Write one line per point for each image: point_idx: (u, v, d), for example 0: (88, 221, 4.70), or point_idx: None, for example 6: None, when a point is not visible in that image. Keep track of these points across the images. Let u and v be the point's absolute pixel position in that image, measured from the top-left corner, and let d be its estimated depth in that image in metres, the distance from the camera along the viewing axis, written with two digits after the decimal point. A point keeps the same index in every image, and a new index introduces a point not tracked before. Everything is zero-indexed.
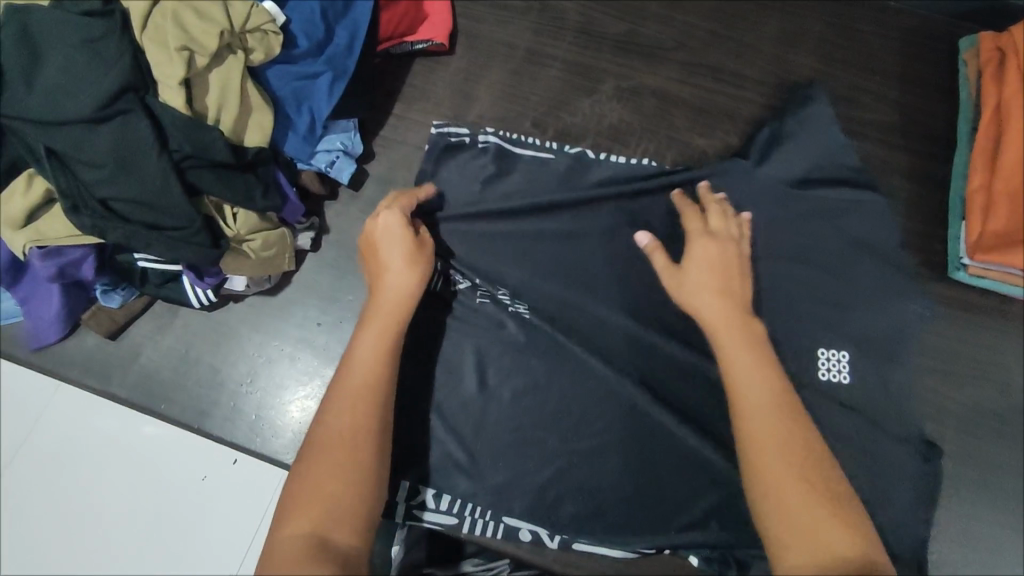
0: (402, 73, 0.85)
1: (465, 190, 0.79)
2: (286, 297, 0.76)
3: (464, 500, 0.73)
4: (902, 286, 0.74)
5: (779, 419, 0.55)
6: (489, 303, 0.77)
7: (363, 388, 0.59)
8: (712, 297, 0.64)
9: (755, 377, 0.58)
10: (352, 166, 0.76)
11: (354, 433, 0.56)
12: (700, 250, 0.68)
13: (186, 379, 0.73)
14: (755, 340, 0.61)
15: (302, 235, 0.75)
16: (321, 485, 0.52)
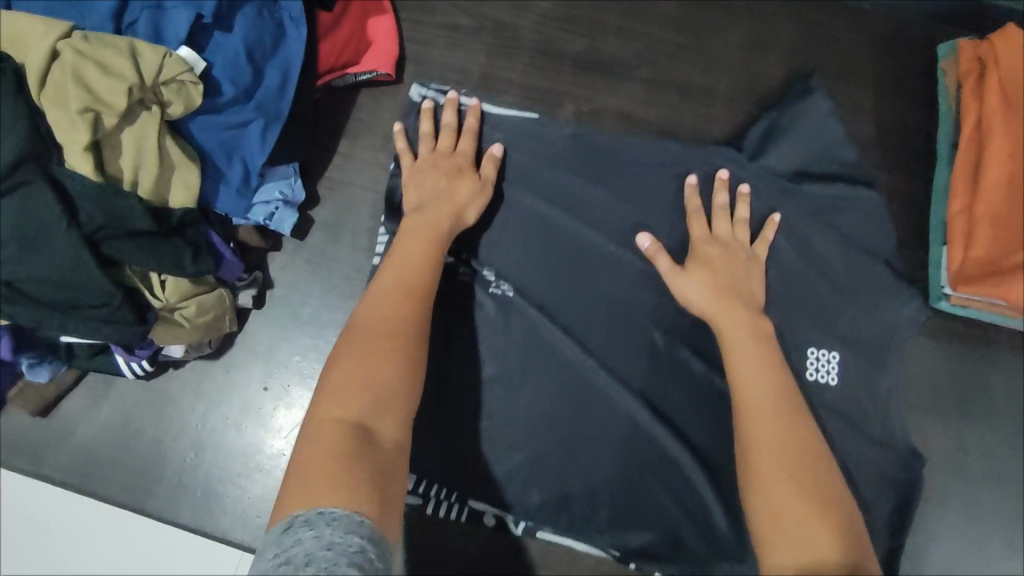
0: (346, 106, 0.82)
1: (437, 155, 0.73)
2: (229, 360, 0.72)
3: (422, 478, 0.70)
4: (894, 307, 0.72)
5: (780, 406, 0.55)
6: (468, 281, 0.72)
7: (410, 293, 0.59)
8: (715, 300, 0.64)
9: (755, 368, 0.58)
10: (293, 216, 0.72)
11: (392, 334, 0.55)
12: (705, 253, 0.67)
13: (125, 455, 0.69)
14: (758, 330, 0.62)
15: (242, 293, 0.71)
16: (361, 378, 0.50)
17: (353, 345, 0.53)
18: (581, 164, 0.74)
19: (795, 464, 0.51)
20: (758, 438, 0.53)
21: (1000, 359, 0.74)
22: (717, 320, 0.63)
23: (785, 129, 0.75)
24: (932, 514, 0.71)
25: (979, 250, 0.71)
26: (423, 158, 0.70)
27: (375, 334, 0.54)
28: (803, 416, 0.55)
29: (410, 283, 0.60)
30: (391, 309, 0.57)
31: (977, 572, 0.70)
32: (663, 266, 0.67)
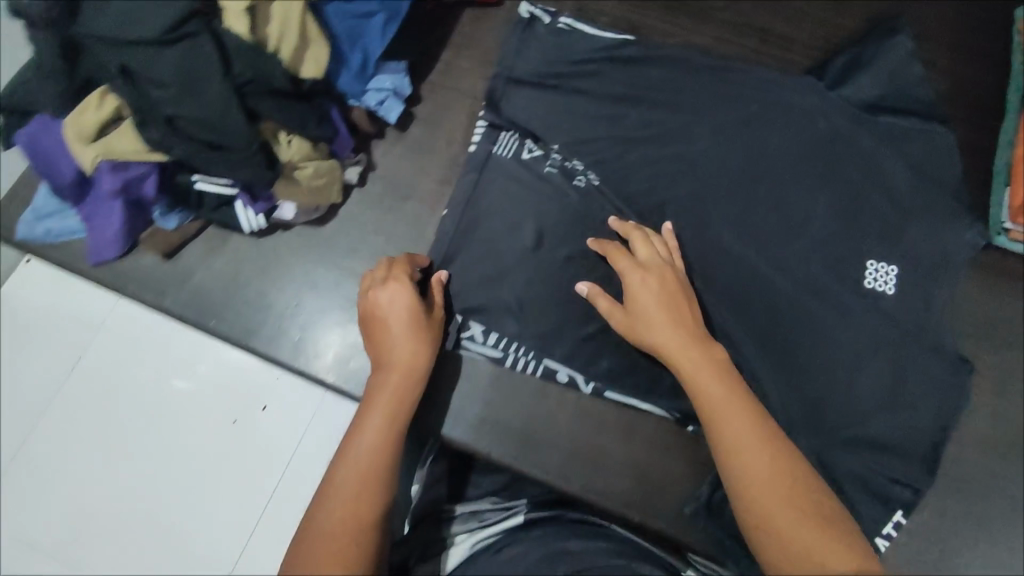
0: (451, 22, 0.89)
1: (536, 65, 0.84)
2: (332, 228, 0.80)
3: (502, 336, 0.75)
4: (948, 223, 0.78)
5: (753, 424, 0.59)
6: (556, 173, 0.80)
7: (382, 440, 0.61)
8: (669, 318, 0.66)
9: (727, 399, 0.61)
10: (400, 107, 0.80)
11: (370, 474, 0.59)
12: (638, 285, 0.68)
13: (236, 299, 0.78)
14: (719, 365, 0.64)
15: (350, 169, 0.80)
16: (336, 531, 0.55)
17: (326, 506, 0.57)
18: (669, 89, 0.83)
19: (788, 472, 0.56)
20: (759, 473, 0.56)
21: None
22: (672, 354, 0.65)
23: (866, 63, 0.83)
24: (975, 432, 0.74)
25: None
26: (369, 291, 0.71)
27: (353, 479, 0.58)
28: (782, 440, 0.59)
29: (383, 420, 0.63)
30: (369, 448, 0.60)
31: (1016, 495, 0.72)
32: (600, 304, 0.70)
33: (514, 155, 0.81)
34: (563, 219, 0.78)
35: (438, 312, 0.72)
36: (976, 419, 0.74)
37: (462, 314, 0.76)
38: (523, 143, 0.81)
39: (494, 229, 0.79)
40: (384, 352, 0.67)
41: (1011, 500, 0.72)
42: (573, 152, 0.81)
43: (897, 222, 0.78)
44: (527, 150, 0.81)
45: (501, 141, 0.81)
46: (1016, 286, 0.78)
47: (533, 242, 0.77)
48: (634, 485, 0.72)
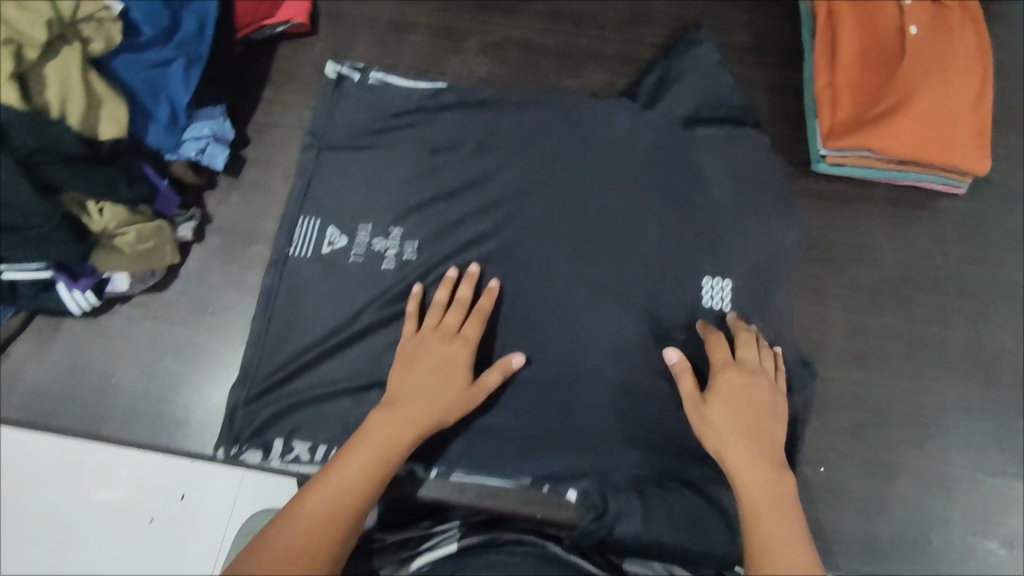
0: (267, 59, 0.87)
1: (351, 126, 0.82)
2: (174, 292, 0.75)
3: (331, 447, 0.68)
4: (772, 165, 0.83)
5: (787, 521, 0.52)
6: (362, 260, 0.76)
7: (402, 431, 0.60)
8: (743, 437, 0.58)
9: (768, 495, 0.54)
10: (225, 152, 0.78)
11: (371, 473, 0.57)
12: (725, 382, 0.63)
13: (77, 388, 0.72)
14: (770, 486, 0.55)
15: (182, 226, 0.75)
16: (320, 504, 0.53)
17: (297, 506, 0.53)
18: (492, 97, 0.85)
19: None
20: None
21: (877, 211, 0.83)
22: (730, 444, 0.58)
23: (672, 74, 0.86)
24: (840, 348, 0.77)
25: (843, 113, 0.81)
26: (423, 335, 0.68)
27: (354, 463, 0.57)
28: (816, 564, 0.50)
29: (415, 412, 0.62)
30: (383, 439, 0.59)
31: (889, 401, 0.75)
32: (685, 389, 0.64)
33: (313, 250, 0.76)
34: (379, 294, 0.74)
35: (490, 381, 0.67)
36: (837, 336, 0.77)
37: (284, 433, 0.69)
38: (324, 233, 0.77)
39: (320, 299, 0.74)
40: (413, 361, 0.66)
41: (886, 405, 0.75)
42: (381, 229, 0.78)
43: (731, 170, 0.81)
44: (346, 230, 0.77)
45: (299, 236, 0.77)
46: (844, 206, 0.83)
47: (351, 334, 0.72)
48: (526, 496, 0.73)
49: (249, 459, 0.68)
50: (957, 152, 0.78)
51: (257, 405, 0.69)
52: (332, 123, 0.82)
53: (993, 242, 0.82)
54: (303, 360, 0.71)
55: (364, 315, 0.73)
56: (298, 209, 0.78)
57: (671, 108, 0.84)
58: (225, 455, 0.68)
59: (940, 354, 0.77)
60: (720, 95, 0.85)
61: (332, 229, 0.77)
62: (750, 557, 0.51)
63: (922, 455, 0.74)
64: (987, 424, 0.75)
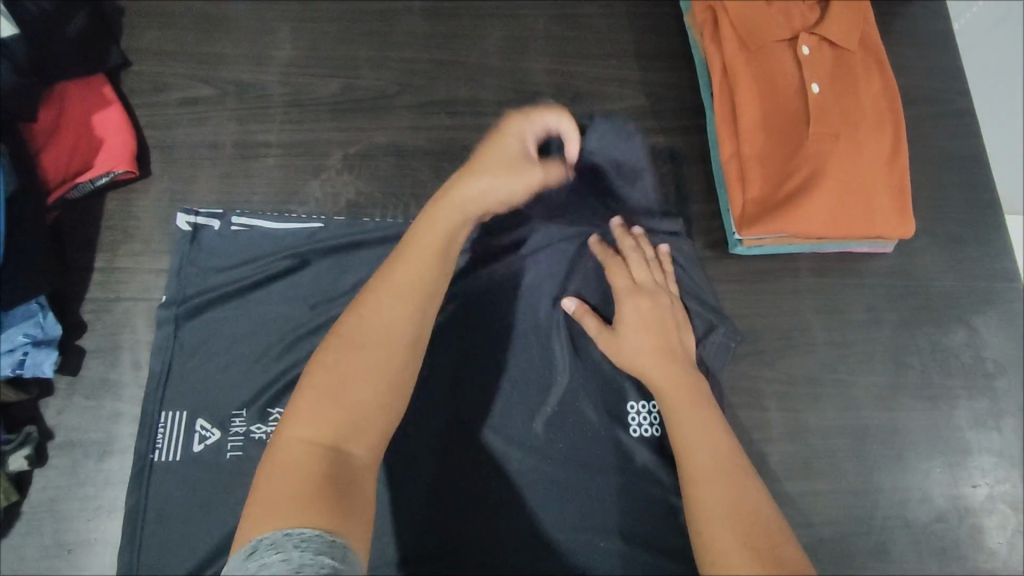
0: (93, 216, 0.74)
1: (206, 284, 0.71)
2: (17, 535, 0.63)
3: None
4: (685, 254, 0.76)
5: (709, 429, 0.60)
6: (241, 453, 0.65)
7: (422, 277, 0.57)
8: (657, 362, 0.65)
9: (704, 427, 0.60)
10: (53, 355, 0.65)
11: (394, 332, 0.54)
12: (631, 311, 0.69)
13: None
14: (712, 439, 0.59)
15: (13, 457, 0.63)
16: (350, 381, 0.51)
17: (312, 386, 0.51)
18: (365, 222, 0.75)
19: (743, 514, 0.53)
20: (745, 530, 0.52)
21: (804, 284, 0.77)
22: (668, 396, 0.63)
23: (586, 170, 0.77)
24: (784, 454, 0.70)
25: (753, 193, 0.73)
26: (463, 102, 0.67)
27: (355, 338, 0.53)
28: (749, 477, 0.56)
29: (423, 271, 0.57)
30: (417, 302, 0.55)
31: (843, 502, 0.69)
32: (589, 319, 0.70)
33: (180, 451, 0.65)
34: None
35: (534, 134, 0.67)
36: (781, 440, 0.71)
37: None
38: (192, 429, 0.66)
39: (192, 514, 0.64)
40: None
41: (840, 509, 0.69)
42: (259, 414, 0.67)
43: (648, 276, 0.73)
44: (222, 420, 0.66)
45: (163, 436, 0.66)
46: (770, 285, 0.76)
47: None
48: None
49: None
50: (878, 220, 0.71)
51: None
52: (186, 283, 0.71)
53: (926, 301, 0.77)
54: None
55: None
56: (158, 401, 0.67)
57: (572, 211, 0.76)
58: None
59: (889, 438, 0.72)
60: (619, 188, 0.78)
61: (204, 422, 0.66)
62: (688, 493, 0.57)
63: (885, 561, 0.68)
64: (946, 508, 0.70)
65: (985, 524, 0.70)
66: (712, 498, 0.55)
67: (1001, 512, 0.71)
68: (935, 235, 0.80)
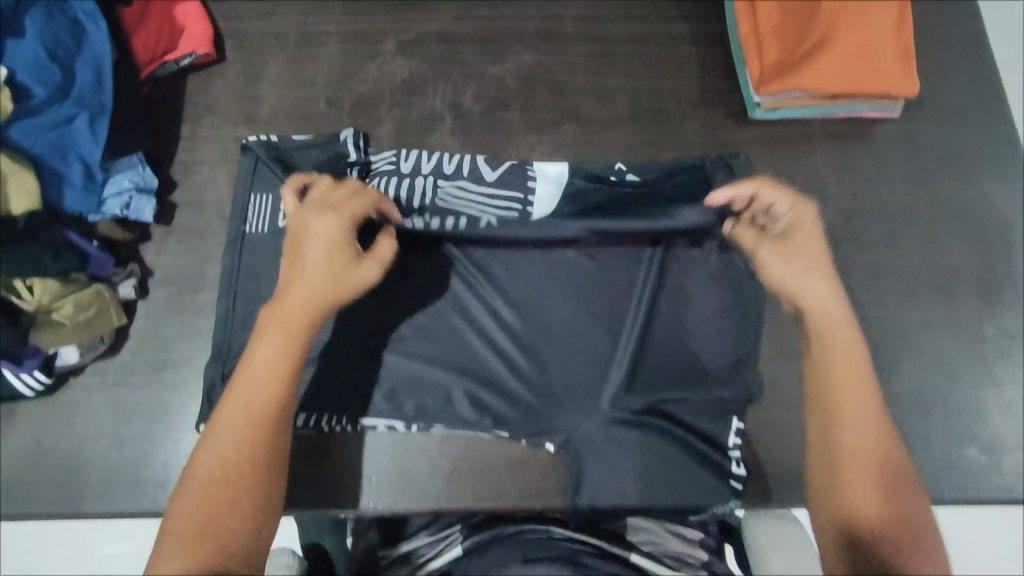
0: (177, 94, 0.84)
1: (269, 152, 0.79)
2: (129, 353, 0.73)
3: (319, 414, 0.72)
4: (705, 108, 0.85)
5: (859, 378, 0.55)
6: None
7: (255, 403, 0.53)
8: (803, 263, 0.58)
9: (841, 352, 0.55)
10: (151, 201, 0.74)
11: (241, 463, 0.51)
12: (803, 222, 0.60)
13: (44, 471, 0.69)
14: (854, 370, 0.55)
15: (122, 285, 0.72)
16: (218, 511, 0.49)
17: (188, 504, 0.50)
18: (421, 98, 0.85)
19: (875, 452, 0.52)
20: (852, 500, 0.50)
21: (818, 147, 0.84)
22: (824, 327, 0.57)
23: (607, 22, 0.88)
24: None
25: (770, 59, 0.80)
26: (308, 215, 0.60)
27: (206, 486, 0.50)
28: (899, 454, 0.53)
29: (260, 399, 0.53)
30: (233, 434, 0.52)
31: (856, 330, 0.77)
32: (766, 252, 0.60)
33: (268, 225, 0.75)
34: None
35: (381, 255, 0.60)
36: None
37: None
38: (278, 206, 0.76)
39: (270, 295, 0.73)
40: (296, 271, 0.58)
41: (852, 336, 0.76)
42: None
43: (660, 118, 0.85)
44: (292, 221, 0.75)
45: (254, 211, 0.76)
46: (786, 147, 0.84)
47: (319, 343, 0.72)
48: (516, 479, 0.73)
49: None
50: (885, 78, 0.79)
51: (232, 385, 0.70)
52: (272, 113, 0.84)
53: (934, 161, 0.83)
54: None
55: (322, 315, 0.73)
56: (243, 219, 0.76)
57: (600, 66, 0.86)
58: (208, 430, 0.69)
59: (897, 278, 0.79)
60: (642, 53, 0.87)
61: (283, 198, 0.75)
62: (826, 403, 0.54)
63: (895, 380, 0.75)
64: (950, 339, 0.77)
65: (989, 353, 0.77)
66: (831, 418, 0.54)
67: (1006, 342, 0.77)
68: (944, 104, 0.85)
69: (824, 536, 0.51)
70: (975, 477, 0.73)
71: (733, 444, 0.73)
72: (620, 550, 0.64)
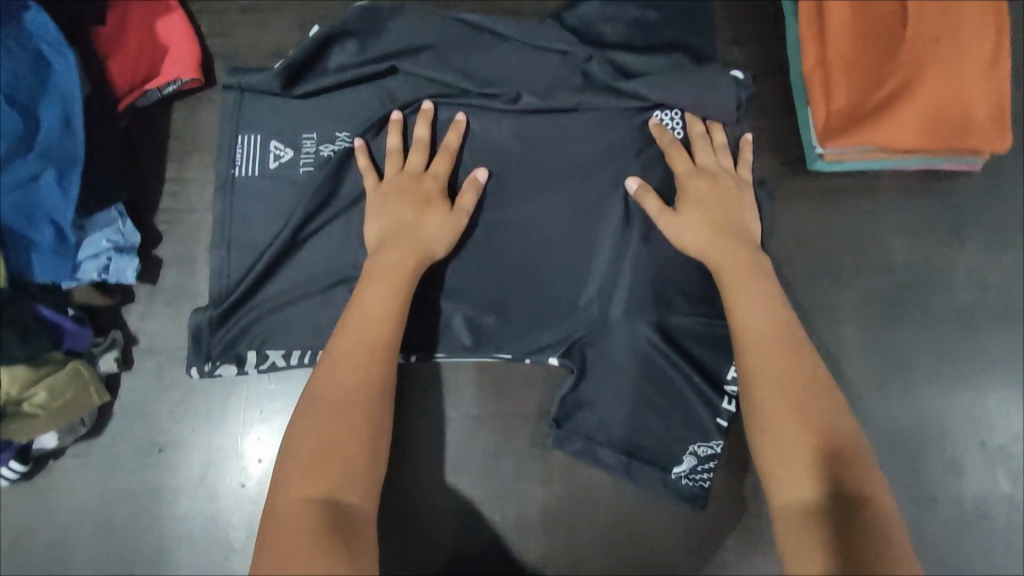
0: (160, 126, 0.73)
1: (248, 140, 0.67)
2: (112, 433, 0.66)
3: (309, 351, 0.65)
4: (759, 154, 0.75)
5: (783, 335, 0.55)
6: (312, 170, 0.66)
7: (370, 336, 0.55)
8: (713, 238, 0.59)
9: (758, 311, 0.56)
10: (133, 261, 0.65)
11: (361, 391, 0.53)
12: (695, 189, 0.61)
13: (28, 562, 0.64)
14: (777, 338, 0.54)
15: (103, 360, 0.65)
16: (339, 436, 0.50)
17: (300, 440, 0.50)
18: None
19: (794, 392, 0.52)
20: (785, 445, 0.50)
21: (885, 204, 0.74)
22: (725, 283, 0.58)
23: None
24: (855, 370, 0.71)
25: (840, 101, 0.70)
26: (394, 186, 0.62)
27: (335, 399, 0.52)
28: (806, 354, 0.54)
29: (372, 330, 0.55)
30: (353, 365, 0.53)
31: (916, 416, 0.70)
32: (666, 225, 0.61)
33: (258, 167, 0.67)
34: (318, 210, 0.65)
35: (466, 205, 0.62)
36: (854, 356, 0.71)
37: (255, 345, 0.65)
38: (266, 149, 0.67)
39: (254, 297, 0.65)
40: (381, 204, 0.61)
41: (909, 424, 0.70)
42: (328, 135, 0.67)
43: None
44: (285, 158, 0.67)
45: (242, 153, 0.67)
46: (847, 203, 0.74)
47: None
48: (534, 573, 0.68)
49: (224, 372, 0.65)
50: (973, 132, 0.68)
51: (222, 334, 0.64)
52: None
53: (1015, 223, 0.73)
54: (254, 300, 0.65)
55: (305, 250, 0.65)
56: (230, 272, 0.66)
57: None
58: (199, 371, 0.64)
59: (963, 358, 0.71)
60: None
61: (260, 75, 0.66)
62: (745, 368, 0.54)
63: (953, 476, 0.69)
64: (1017, 429, 0.70)
65: None
66: (752, 403, 0.53)
67: None
68: None
69: (800, 486, 0.49)
70: None
71: (732, 378, 0.66)
72: None
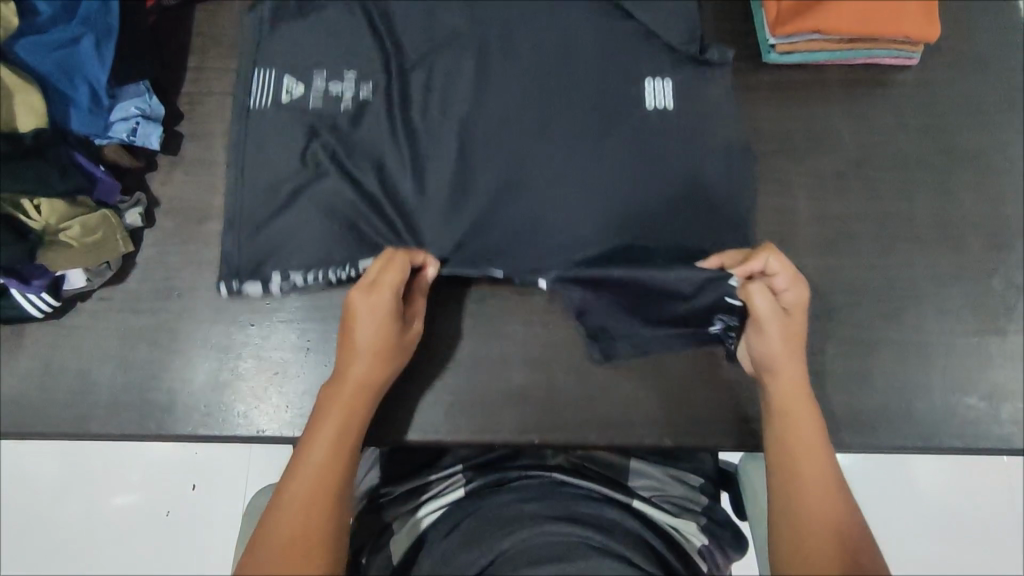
0: (183, 26, 0.82)
1: (271, 69, 0.74)
2: (135, 280, 0.73)
3: (323, 272, 0.70)
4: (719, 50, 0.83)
5: (823, 459, 0.59)
6: (322, 104, 0.73)
7: (331, 469, 0.58)
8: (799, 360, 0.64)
9: (808, 441, 0.60)
10: (158, 129, 0.72)
11: (325, 521, 0.55)
12: (792, 295, 0.64)
13: (53, 391, 0.70)
14: (811, 448, 0.60)
15: (129, 213, 0.73)
16: (300, 569, 0.52)
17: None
18: None
19: (834, 521, 0.56)
20: (805, 548, 0.55)
21: (832, 95, 0.82)
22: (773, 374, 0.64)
23: None
24: (809, 233, 0.77)
25: None
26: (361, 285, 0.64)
27: (298, 532, 0.54)
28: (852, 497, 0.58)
29: (339, 458, 0.58)
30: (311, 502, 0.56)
31: (865, 275, 0.76)
32: (750, 335, 0.65)
33: (271, 99, 0.73)
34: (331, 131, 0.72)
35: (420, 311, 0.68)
36: (807, 222, 0.78)
37: (279, 266, 0.70)
38: (280, 81, 0.74)
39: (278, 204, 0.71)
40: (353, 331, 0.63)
41: (858, 281, 0.76)
42: (336, 72, 0.74)
43: None
44: (300, 91, 0.74)
45: (256, 86, 0.73)
46: (798, 93, 0.82)
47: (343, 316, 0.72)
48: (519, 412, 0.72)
49: (250, 292, 0.70)
50: (905, 21, 0.77)
51: (249, 253, 0.70)
52: None
53: (949, 110, 0.81)
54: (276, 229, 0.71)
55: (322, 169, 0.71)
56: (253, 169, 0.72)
57: None
58: (228, 289, 0.70)
59: (906, 226, 0.78)
60: None
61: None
62: (785, 477, 0.59)
63: (900, 326, 0.75)
64: (956, 287, 0.76)
65: (993, 302, 0.76)
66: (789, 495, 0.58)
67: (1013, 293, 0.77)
68: (964, 52, 0.83)
69: None
70: (972, 425, 0.73)
71: None
72: (624, 496, 0.65)
